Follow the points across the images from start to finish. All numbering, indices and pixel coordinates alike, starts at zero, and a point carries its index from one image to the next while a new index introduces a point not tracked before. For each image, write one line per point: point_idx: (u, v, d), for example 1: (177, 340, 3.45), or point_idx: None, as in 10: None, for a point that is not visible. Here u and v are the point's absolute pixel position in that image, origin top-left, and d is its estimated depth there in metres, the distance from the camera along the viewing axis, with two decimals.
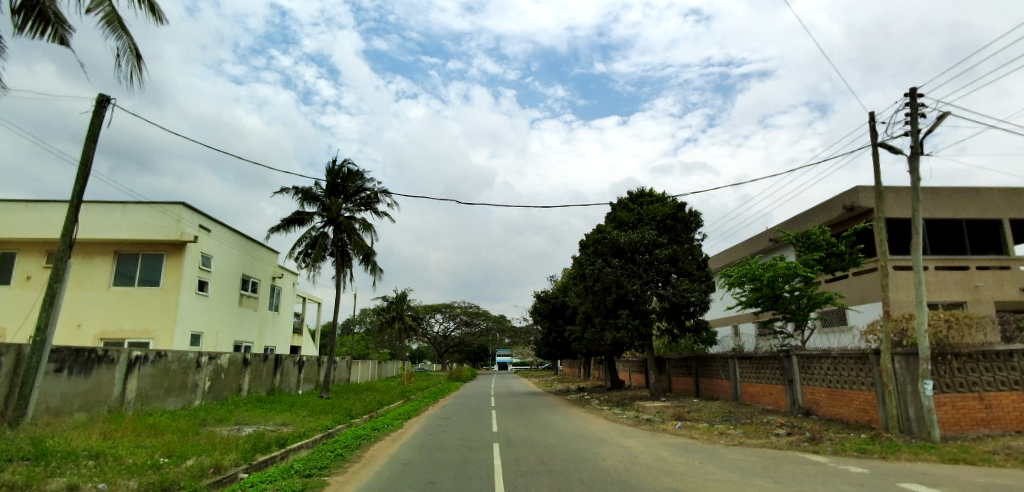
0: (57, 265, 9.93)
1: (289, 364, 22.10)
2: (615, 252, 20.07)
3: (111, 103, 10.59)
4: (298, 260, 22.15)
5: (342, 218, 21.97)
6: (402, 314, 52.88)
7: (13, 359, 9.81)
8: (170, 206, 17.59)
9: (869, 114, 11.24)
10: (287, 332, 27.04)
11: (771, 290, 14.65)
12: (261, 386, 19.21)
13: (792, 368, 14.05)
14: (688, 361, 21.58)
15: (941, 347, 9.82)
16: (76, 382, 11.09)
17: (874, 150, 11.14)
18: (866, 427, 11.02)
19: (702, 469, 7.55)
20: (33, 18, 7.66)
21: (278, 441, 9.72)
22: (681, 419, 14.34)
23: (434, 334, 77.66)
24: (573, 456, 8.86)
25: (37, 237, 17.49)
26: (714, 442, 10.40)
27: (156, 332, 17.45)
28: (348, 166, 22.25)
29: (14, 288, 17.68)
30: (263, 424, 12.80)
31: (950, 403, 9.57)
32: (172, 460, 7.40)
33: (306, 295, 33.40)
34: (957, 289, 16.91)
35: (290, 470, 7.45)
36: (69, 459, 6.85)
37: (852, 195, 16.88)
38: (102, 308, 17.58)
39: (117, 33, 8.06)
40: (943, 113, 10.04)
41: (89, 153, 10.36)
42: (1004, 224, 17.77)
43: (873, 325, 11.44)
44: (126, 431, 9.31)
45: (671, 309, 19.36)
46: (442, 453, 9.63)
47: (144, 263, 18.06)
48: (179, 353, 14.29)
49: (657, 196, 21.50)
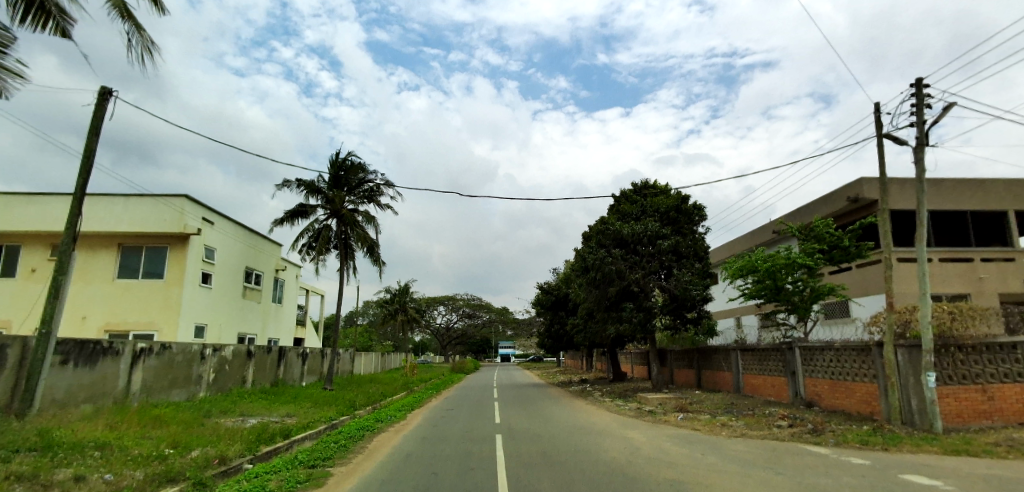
0: (61, 258, 9.97)
1: (292, 356, 22.21)
2: (617, 243, 20.08)
3: (113, 96, 10.58)
4: (301, 252, 22.19)
5: (345, 211, 21.97)
6: (405, 306, 53.02)
7: (18, 352, 9.86)
8: (173, 198, 17.62)
9: (875, 105, 11.14)
10: (290, 324, 27.14)
11: (773, 281, 14.62)
12: (265, 378, 19.32)
13: (795, 361, 14.07)
14: (691, 353, 21.61)
15: (945, 339, 9.80)
16: (81, 374, 11.16)
17: (879, 142, 11.07)
18: (868, 419, 11.04)
19: (705, 461, 7.59)
20: (33, 12, 7.64)
21: (283, 432, 9.78)
22: (683, 411, 14.41)
23: (436, 326, 77.88)
24: (575, 449, 8.90)
25: (40, 230, 17.55)
26: (715, 434, 10.41)
27: (160, 324, 17.54)
28: (351, 158, 22.20)
29: (19, 281, 17.77)
30: (267, 416, 12.88)
31: (952, 395, 9.58)
32: (177, 451, 7.46)
33: (309, 288, 33.49)
34: (960, 281, 16.86)
35: (294, 462, 7.49)
36: (75, 450, 6.91)
37: (857, 187, 16.79)
38: (106, 302, 17.67)
39: (123, 19, 8.04)
40: (949, 103, 9.95)
41: (91, 146, 10.36)
42: (1009, 216, 17.65)
43: (876, 317, 11.42)
44: (131, 422, 9.39)
45: (674, 303, 19.52)
46: (445, 444, 9.67)
47: (147, 256, 18.10)
48: (183, 346, 14.36)
49: (661, 188, 21.45)
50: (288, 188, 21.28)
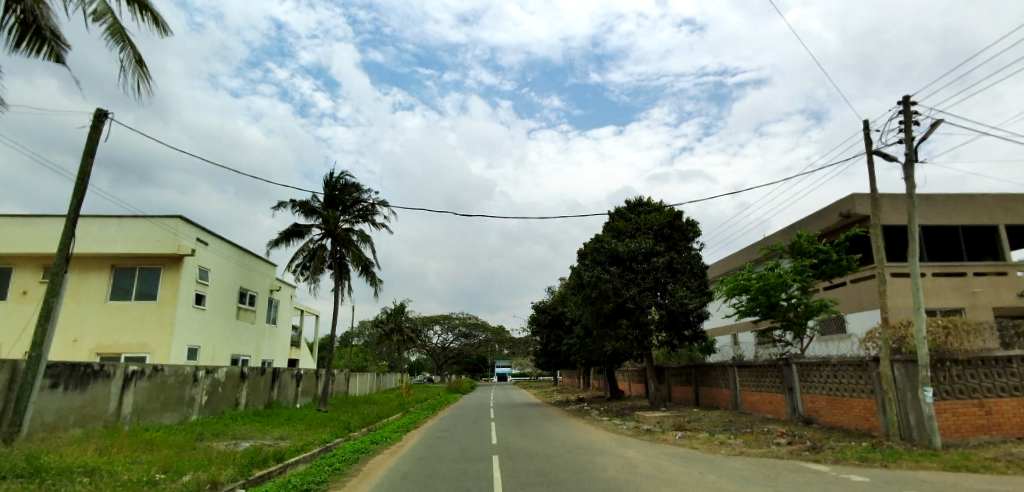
0: (53, 279, 9.82)
1: (286, 377, 21.93)
2: (613, 260, 20.10)
3: (110, 118, 10.64)
4: (296, 272, 22.07)
5: (341, 230, 21.98)
6: (400, 326, 52.32)
7: (7, 375, 9.75)
8: (168, 219, 17.59)
9: (865, 122, 11.33)
10: (285, 344, 26.88)
11: (767, 298, 14.55)
12: (258, 399, 19.06)
13: (792, 376, 14.02)
14: (688, 370, 21.54)
15: (940, 353, 9.84)
16: (71, 397, 11.02)
17: (868, 158, 11.24)
18: (866, 435, 11.00)
19: (704, 479, 7.50)
20: (30, 37, 7.73)
21: (276, 455, 9.63)
22: (681, 428, 14.32)
23: (431, 346, 77.31)
24: (575, 468, 8.82)
25: (33, 251, 17.43)
26: (715, 452, 10.36)
27: (153, 346, 17.33)
28: (345, 178, 22.27)
29: (10, 303, 17.58)
30: (260, 439, 12.67)
31: (951, 410, 9.55)
32: (169, 475, 7.36)
33: (304, 308, 33.26)
34: (954, 295, 16.93)
35: (287, 485, 7.36)
36: (64, 475, 6.77)
37: (848, 203, 16.95)
38: (98, 323, 17.49)
39: (122, 45, 8.13)
40: (937, 120, 10.17)
41: (87, 167, 10.37)
42: (999, 230, 17.81)
43: (872, 332, 11.44)
44: (122, 446, 9.29)
45: (669, 319, 19.10)
46: (442, 466, 9.57)
47: (141, 276, 17.97)
48: (176, 367, 14.18)
49: (655, 204, 21.69)
50: (284, 208, 21.28)
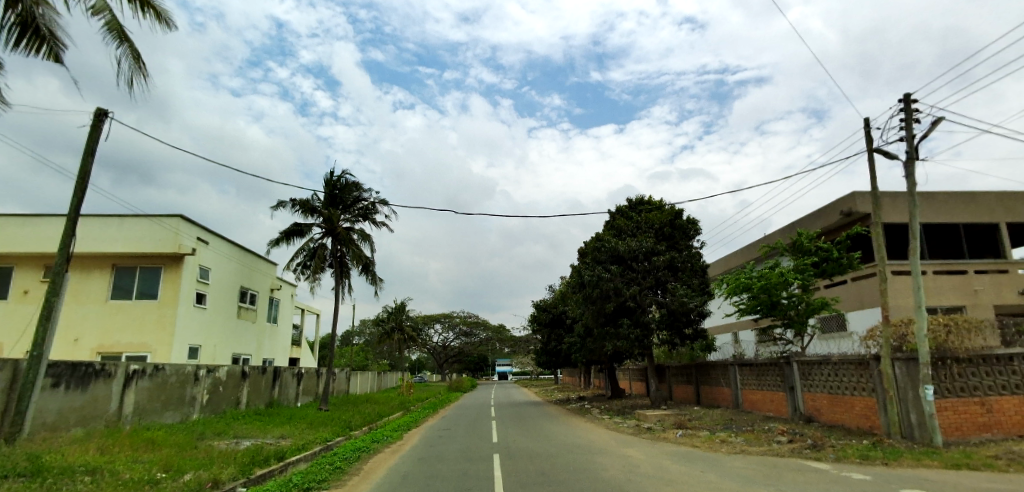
0: (55, 278, 9.83)
1: (287, 376, 21.95)
2: (613, 259, 20.06)
3: (109, 117, 10.65)
4: (297, 271, 22.07)
5: (341, 229, 21.98)
6: (401, 325, 52.31)
7: (9, 374, 9.76)
8: (168, 219, 17.61)
9: (866, 120, 11.31)
10: (286, 343, 26.91)
11: (768, 297, 14.52)
12: (259, 398, 19.08)
13: (793, 375, 14.03)
14: (689, 368, 21.55)
15: (941, 352, 9.83)
16: (72, 396, 11.03)
17: (869, 156, 11.23)
18: (867, 433, 11.01)
19: (705, 478, 7.48)
20: (29, 35, 7.72)
21: (277, 454, 9.62)
22: (682, 427, 14.32)
23: (432, 345, 77.33)
24: (576, 468, 8.81)
25: (34, 251, 17.45)
26: (716, 451, 10.37)
27: (154, 345, 17.35)
28: (345, 177, 22.27)
29: (11, 302, 17.60)
30: (261, 438, 12.67)
31: (951, 408, 9.55)
32: (170, 474, 7.36)
33: (304, 307, 33.27)
34: (955, 293, 16.90)
35: (287, 484, 7.35)
36: (65, 475, 6.78)
37: (849, 201, 16.92)
38: (99, 323, 17.51)
39: (120, 42, 8.12)
40: (938, 118, 10.16)
41: (87, 166, 10.37)
42: (1000, 228, 17.80)
43: (873, 331, 11.42)
44: (122, 445, 9.30)
45: (670, 318, 19.09)
46: (442, 466, 9.56)
47: (141, 276, 17.98)
48: (177, 367, 14.19)
49: (656, 203, 21.68)
50: (284, 208, 21.29)
